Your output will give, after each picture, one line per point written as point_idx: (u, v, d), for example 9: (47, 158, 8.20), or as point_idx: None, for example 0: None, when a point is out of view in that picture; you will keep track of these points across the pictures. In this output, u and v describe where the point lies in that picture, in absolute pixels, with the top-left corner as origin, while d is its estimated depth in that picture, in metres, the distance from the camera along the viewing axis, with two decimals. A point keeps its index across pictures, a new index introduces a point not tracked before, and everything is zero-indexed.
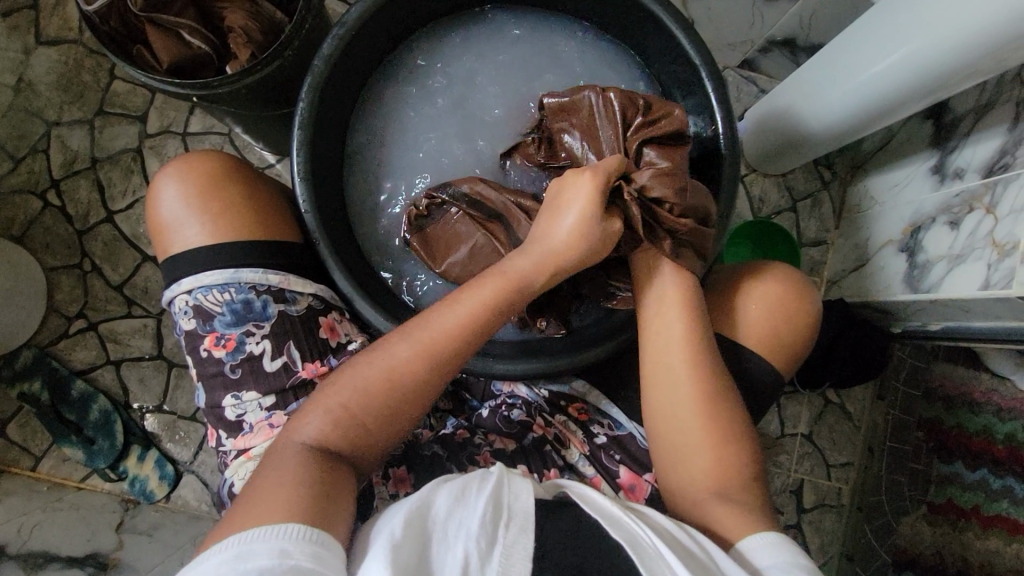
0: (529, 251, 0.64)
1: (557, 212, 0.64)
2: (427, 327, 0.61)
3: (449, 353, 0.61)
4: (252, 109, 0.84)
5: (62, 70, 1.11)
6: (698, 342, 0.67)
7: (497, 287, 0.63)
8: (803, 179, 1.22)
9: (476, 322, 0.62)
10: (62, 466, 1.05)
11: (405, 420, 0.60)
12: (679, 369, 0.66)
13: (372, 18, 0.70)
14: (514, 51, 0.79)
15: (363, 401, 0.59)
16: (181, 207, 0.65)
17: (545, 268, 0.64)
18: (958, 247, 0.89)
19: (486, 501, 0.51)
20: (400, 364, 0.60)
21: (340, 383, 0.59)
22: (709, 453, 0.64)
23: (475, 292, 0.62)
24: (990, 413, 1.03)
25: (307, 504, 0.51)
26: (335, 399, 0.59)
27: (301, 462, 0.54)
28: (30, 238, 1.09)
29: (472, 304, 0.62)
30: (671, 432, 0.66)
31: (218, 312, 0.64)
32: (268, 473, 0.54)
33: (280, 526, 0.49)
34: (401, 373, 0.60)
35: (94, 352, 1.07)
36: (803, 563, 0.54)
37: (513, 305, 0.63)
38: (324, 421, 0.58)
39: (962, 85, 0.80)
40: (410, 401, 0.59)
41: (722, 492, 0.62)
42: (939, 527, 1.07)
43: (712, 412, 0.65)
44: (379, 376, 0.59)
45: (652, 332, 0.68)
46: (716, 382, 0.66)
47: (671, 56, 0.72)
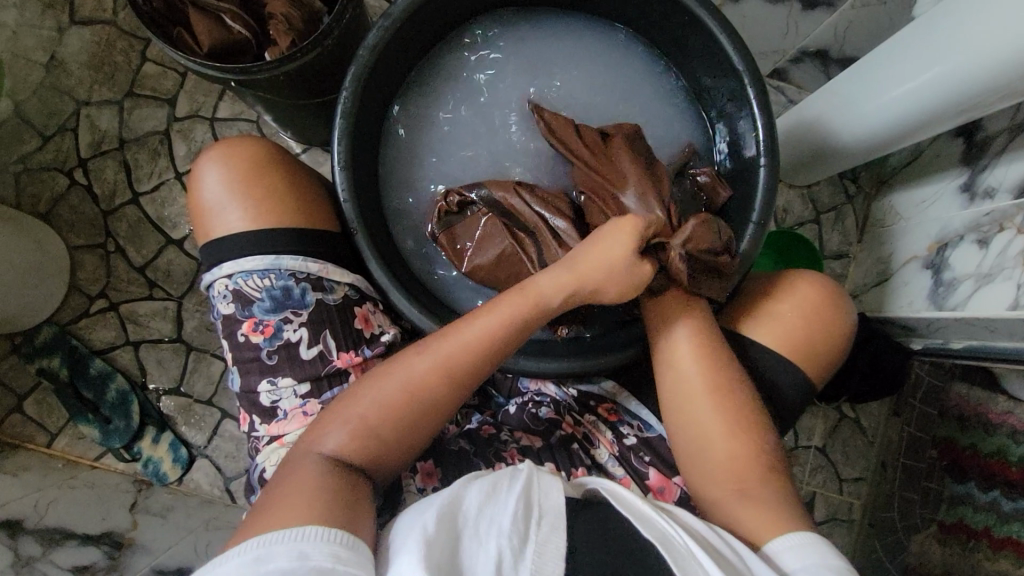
0: (556, 270, 0.64)
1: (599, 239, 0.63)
2: (445, 341, 0.61)
3: (465, 367, 0.61)
4: (288, 97, 0.84)
5: (94, 51, 1.11)
6: (710, 341, 0.66)
7: (518, 309, 0.62)
8: (828, 192, 1.21)
9: (494, 340, 0.62)
10: (77, 444, 1.05)
11: (424, 430, 0.60)
12: (694, 376, 0.66)
13: (418, 12, 0.70)
14: (555, 51, 0.79)
15: (381, 413, 0.58)
16: (224, 192, 0.65)
17: (573, 289, 0.64)
18: (986, 267, 0.89)
19: (517, 500, 0.51)
20: (417, 378, 0.60)
21: (359, 394, 0.59)
22: (729, 448, 0.64)
23: (494, 310, 0.62)
24: (1005, 434, 1.00)
25: (329, 508, 0.51)
26: (353, 411, 0.58)
27: (322, 473, 0.54)
28: (55, 215, 1.09)
29: (490, 320, 0.62)
30: (693, 435, 0.65)
31: (258, 297, 0.64)
32: (289, 480, 0.54)
33: (296, 528, 0.49)
34: (420, 386, 0.59)
35: (113, 332, 1.08)
36: (835, 564, 0.53)
37: (534, 324, 0.63)
38: (343, 434, 0.57)
39: (998, 105, 0.79)
40: (427, 414, 0.59)
41: (743, 489, 0.62)
42: (949, 546, 1.04)
43: (733, 414, 0.65)
44: (397, 389, 0.59)
45: (661, 333, 0.68)
46: (731, 382, 0.65)
47: (712, 62, 0.72)
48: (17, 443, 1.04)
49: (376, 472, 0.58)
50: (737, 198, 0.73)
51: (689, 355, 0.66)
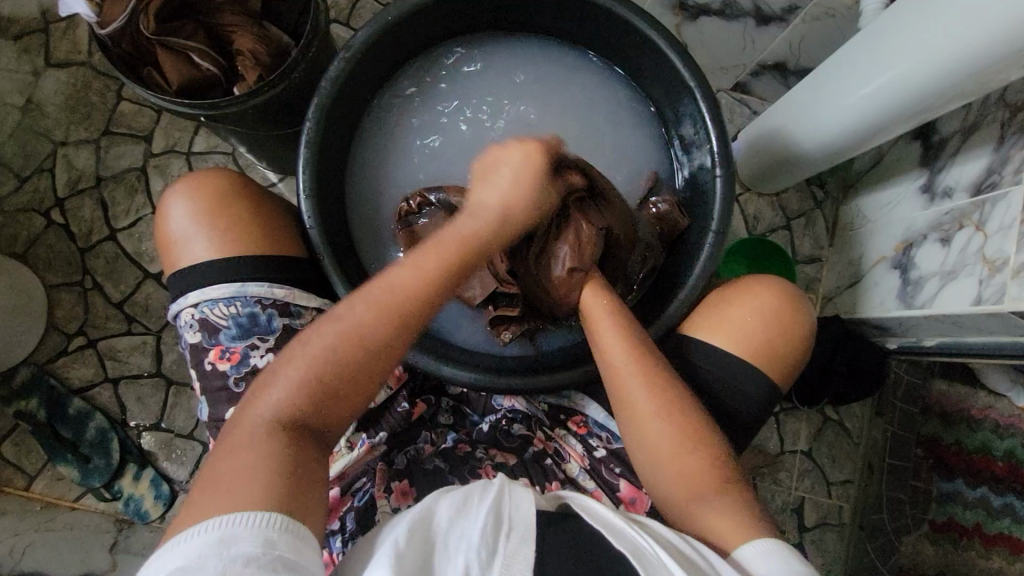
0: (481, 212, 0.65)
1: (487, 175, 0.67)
2: (385, 287, 0.59)
3: (385, 331, 0.58)
4: (257, 129, 0.86)
5: (70, 92, 1.13)
6: (643, 352, 0.66)
7: (432, 262, 0.61)
8: (796, 199, 1.24)
9: (418, 297, 0.59)
10: (56, 485, 1.03)
11: (367, 386, 0.58)
12: (644, 401, 0.65)
13: (376, 45, 0.72)
14: (517, 76, 0.82)
15: (307, 391, 0.55)
16: (191, 223, 0.66)
17: (498, 226, 0.65)
18: (949, 264, 0.90)
19: (487, 509, 0.51)
20: (359, 326, 0.58)
21: (301, 348, 0.57)
22: (679, 467, 0.63)
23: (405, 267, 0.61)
24: (988, 429, 1.04)
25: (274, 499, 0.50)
26: (297, 370, 0.56)
27: (263, 445, 0.52)
28: (33, 255, 1.09)
29: (430, 263, 0.61)
30: (656, 464, 0.65)
31: (223, 325, 0.65)
32: (226, 463, 0.51)
33: (257, 512, 0.48)
34: (342, 356, 0.56)
35: (93, 369, 1.07)
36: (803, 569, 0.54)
37: (471, 264, 0.63)
38: (285, 395, 0.55)
39: (947, 107, 0.82)
40: (374, 363, 0.57)
41: (699, 496, 0.62)
42: (940, 545, 1.07)
43: (675, 421, 0.64)
44: (339, 343, 0.57)
45: (604, 362, 0.67)
46: (673, 396, 0.65)
47: (666, 79, 0.75)
48: None
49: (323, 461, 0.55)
50: (696, 208, 0.75)
51: (637, 389, 0.65)
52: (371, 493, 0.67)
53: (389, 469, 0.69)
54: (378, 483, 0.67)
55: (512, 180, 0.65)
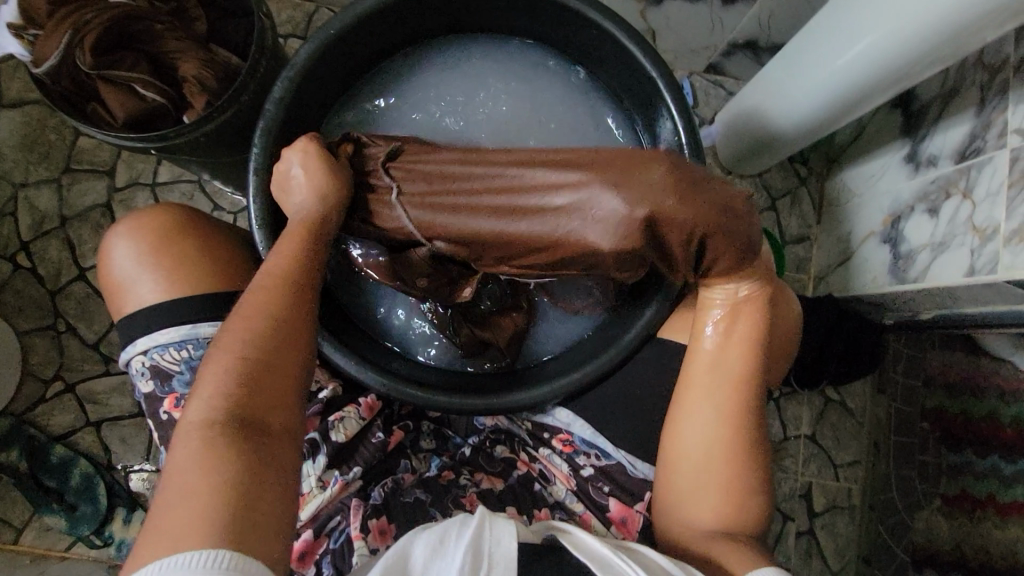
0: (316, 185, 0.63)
1: (282, 178, 0.64)
2: (263, 284, 0.59)
3: (278, 318, 0.57)
4: (214, 156, 0.83)
5: (26, 132, 1.10)
6: (744, 373, 0.64)
7: (296, 243, 0.61)
8: (780, 178, 1.21)
9: (289, 279, 0.60)
10: (46, 536, 1.01)
11: (288, 377, 0.56)
12: (714, 420, 0.64)
13: (322, 59, 0.69)
14: (474, 77, 0.78)
15: (226, 398, 0.53)
16: (133, 265, 0.64)
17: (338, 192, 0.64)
18: (939, 235, 0.87)
19: (465, 549, 0.49)
20: (253, 326, 0.57)
21: (206, 369, 0.54)
22: (719, 495, 0.63)
23: (275, 257, 0.61)
24: (994, 397, 1.00)
25: (225, 522, 0.47)
26: (210, 389, 0.53)
27: (203, 473, 0.49)
28: (2, 302, 1.06)
29: (290, 247, 0.61)
30: (689, 487, 0.64)
31: (176, 370, 0.63)
32: (170, 506, 0.47)
33: (199, 553, 0.44)
34: (248, 352, 0.55)
35: (73, 415, 1.04)
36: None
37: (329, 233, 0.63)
38: (204, 417, 0.52)
39: (924, 73, 0.79)
40: (279, 350, 0.56)
41: (731, 532, 0.61)
42: (956, 519, 1.04)
43: (740, 450, 0.64)
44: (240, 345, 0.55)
45: (696, 359, 0.65)
46: (749, 425, 0.64)
47: (628, 71, 0.73)
48: None
49: (276, 465, 0.52)
50: None
51: (721, 400, 0.64)
52: (348, 533, 0.64)
53: (366, 505, 0.66)
54: (353, 522, 0.64)
55: (324, 171, 0.63)
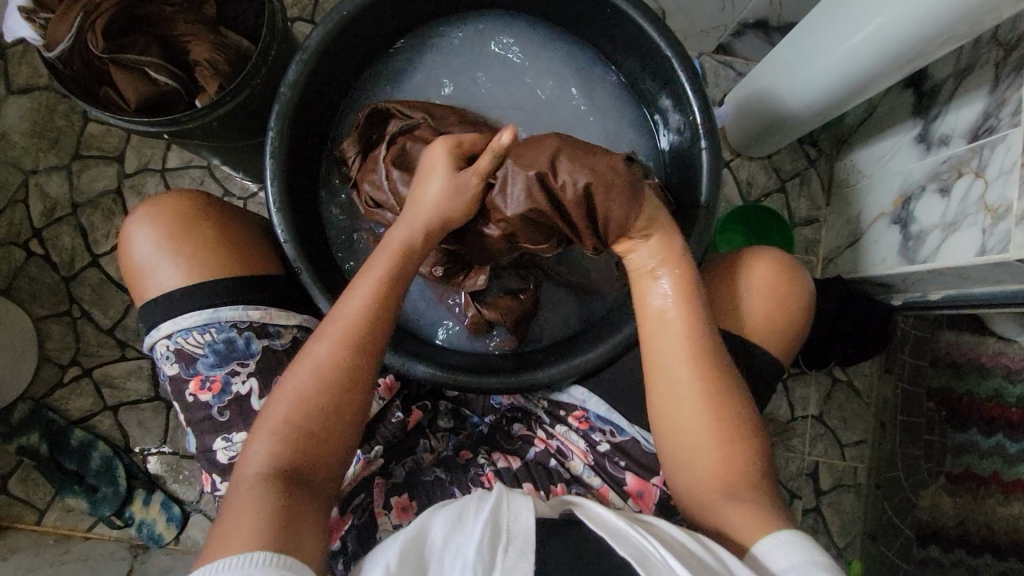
0: (410, 216, 0.62)
1: (423, 177, 0.63)
2: (335, 319, 0.58)
3: (360, 339, 0.58)
4: (226, 141, 0.83)
5: (35, 118, 1.10)
6: (696, 330, 0.63)
7: (392, 261, 0.61)
8: (789, 159, 1.21)
9: (371, 321, 0.59)
10: (68, 516, 1.03)
11: (350, 413, 0.57)
12: (685, 381, 0.63)
13: (336, 41, 0.69)
14: (487, 58, 0.78)
15: (301, 411, 0.55)
16: (156, 250, 0.65)
17: (432, 227, 0.62)
18: (950, 216, 0.87)
19: (484, 522, 0.50)
20: (325, 360, 0.57)
21: (276, 397, 0.56)
22: (717, 452, 0.62)
23: (371, 271, 0.60)
24: (999, 376, 1.02)
25: (272, 537, 0.49)
26: (277, 418, 0.55)
27: (256, 495, 0.51)
28: (17, 288, 1.07)
29: (373, 279, 0.60)
30: (682, 444, 0.64)
31: (200, 353, 0.64)
32: (227, 517, 0.50)
33: (244, 555, 0.46)
34: (317, 388, 0.56)
35: (91, 399, 1.06)
36: (822, 560, 0.53)
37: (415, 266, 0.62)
38: (269, 443, 0.54)
39: (940, 51, 0.78)
40: (347, 391, 0.57)
41: (728, 489, 0.61)
42: (960, 497, 1.06)
43: (718, 400, 0.63)
44: (311, 378, 0.56)
45: (651, 330, 0.65)
46: (721, 376, 0.63)
47: (642, 51, 0.72)
48: (5, 525, 1.02)
49: (320, 488, 0.55)
50: (683, 184, 0.73)
51: (683, 366, 0.63)
52: (370, 510, 0.67)
53: (388, 483, 0.69)
54: (376, 498, 0.68)
55: (453, 185, 0.61)
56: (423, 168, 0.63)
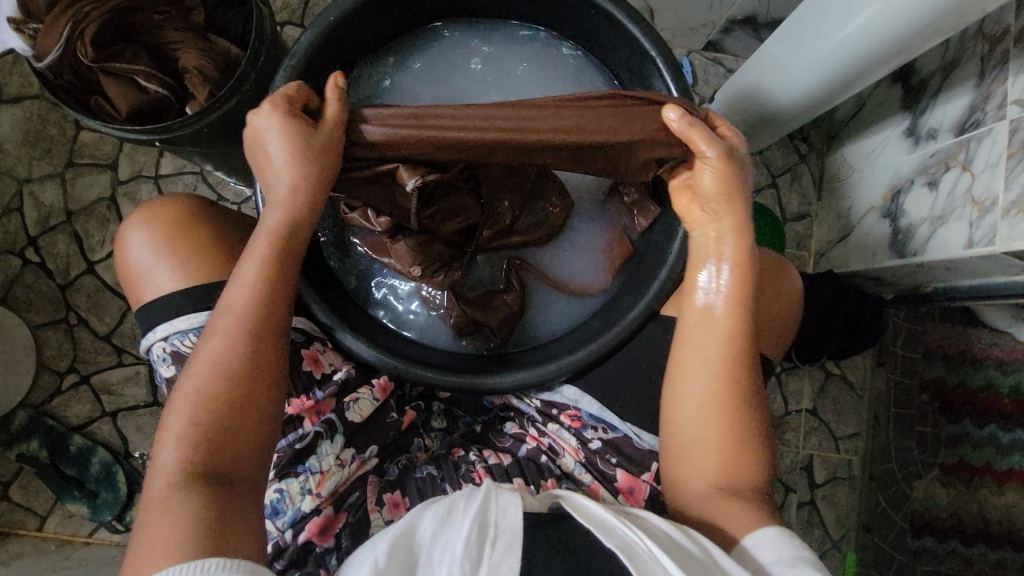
0: (276, 198, 0.62)
1: (263, 155, 0.62)
2: (223, 312, 0.60)
3: (250, 324, 0.59)
4: (218, 147, 0.84)
5: (27, 126, 1.10)
6: (739, 330, 0.65)
7: (272, 244, 0.62)
8: (780, 155, 1.21)
9: (256, 303, 0.60)
10: (69, 522, 1.04)
11: (253, 398, 0.58)
12: (708, 377, 0.65)
13: (323, 47, 0.69)
14: (474, 60, 0.79)
15: (204, 409, 0.56)
16: (152, 253, 0.66)
17: (307, 198, 0.62)
18: (938, 209, 0.88)
19: (471, 518, 0.51)
20: (218, 353, 0.58)
21: (176, 400, 0.57)
22: (717, 452, 0.63)
23: (250, 258, 0.61)
24: (992, 368, 1.01)
25: (204, 532, 0.50)
26: (181, 419, 0.56)
27: (174, 498, 0.52)
28: (13, 297, 1.08)
29: (254, 267, 0.61)
30: (686, 439, 0.65)
31: (195, 356, 0.64)
32: (147, 527, 0.51)
33: (184, 563, 0.48)
34: (214, 382, 0.57)
35: (89, 405, 1.07)
36: (807, 556, 0.54)
37: (297, 246, 0.63)
38: (176, 447, 0.55)
39: (925, 45, 0.79)
40: (245, 376, 0.58)
41: (725, 488, 0.62)
42: (953, 488, 1.06)
43: (733, 400, 0.64)
44: (208, 373, 0.58)
45: (692, 323, 0.66)
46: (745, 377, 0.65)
47: (628, 52, 0.73)
48: (7, 531, 1.03)
49: (249, 479, 0.57)
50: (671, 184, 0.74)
51: (714, 361, 0.65)
52: (364, 506, 0.68)
53: (382, 480, 0.70)
54: (369, 495, 0.68)
55: (298, 141, 0.60)
56: (257, 143, 0.63)
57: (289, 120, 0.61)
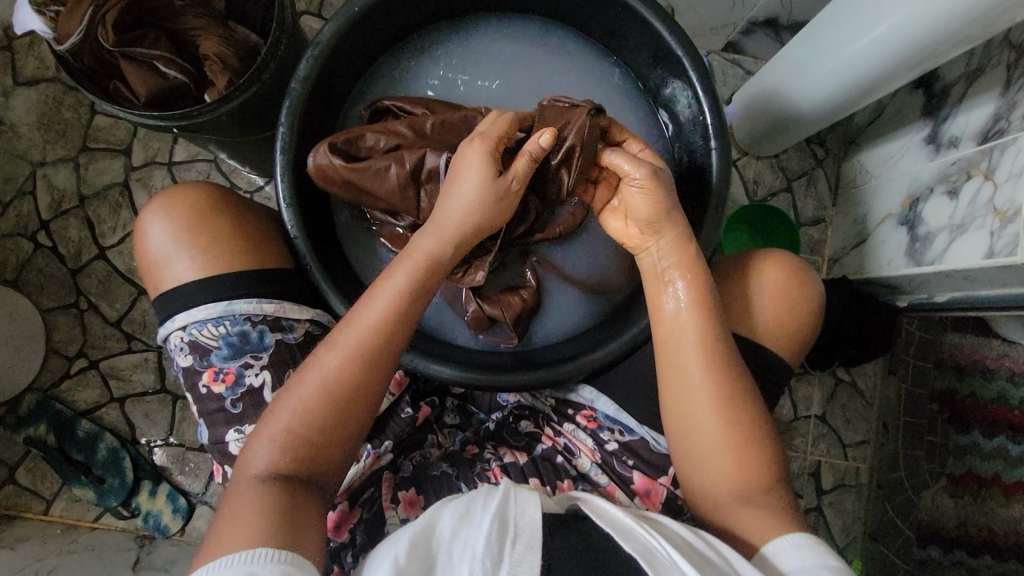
0: (438, 226, 0.63)
1: (452, 181, 0.62)
2: (348, 330, 0.59)
3: (377, 348, 0.59)
4: (235, 135, 0.83)
5: (42, 110, 1.10)
6: (712, 333, 0.64)
7: (411, 275, 0.61)
8: (797, 159, 1.20)
9: (383, 331, 0.59)
10: (74, 507, 1.04)
11: (355, 423, 0.58)
12: (698, 386, 0.63)
13: (346, 36, 0.69)
14: (497, 54, 0.78)
15: (306, 419, 0.56)
16: (169, 242, 0.66)
17: (457, 240, 0.63)
18: (958, 217, 0.87)
19: (491, 515, 0.50)
20: (334, 370, 0.58)
21: (282, 404, 0.57)
22: (732, 455, 0.62)
23: (389, 283, 0.61)
24: (1003, 380, 1.05)
25: (281, 533, 0.51)
26: (281, 424, 0.56)
27: (262, 495, 0.53)
28: (24, 280, 1.08)
29: (389, 296, 0.60)
30: (694, 447, 0.64)
31: (214, 345, 0.64)
32: (229, 512, 0.52)
33: (248, 550, 0.49)
34: (325, 400, 0.57)
35: (97, 391, 1.07)
36: (833, 565, 0.53)
37: (432, 286, 0.62)
38: (271, 449, 0.55)
39: (951, 54, 0.78)
40: (355, 403, 0.58)
41: (741, 494, 0.61)
42: (960, 498, 1.07)
43: (732, 403, 0.63)
44: (318, 388, 0.57)
45: (664, 338, 0.65)
46: (735, 377, 0.63)
47: (654, 51, 0.72)
48: (13, 514, 1.03)
49: (326, 490, 0.57)
50: (693, 184, 0.73)
51: (695, 370, 0.63)
52: (378, 503, 0.68)
53: (395, 477, 0.70)
54: (384, 492, 0.68)
55: (487, 183, 0.61)
56: (456, 166, 0.63)
57: (491, 160, 0.61)
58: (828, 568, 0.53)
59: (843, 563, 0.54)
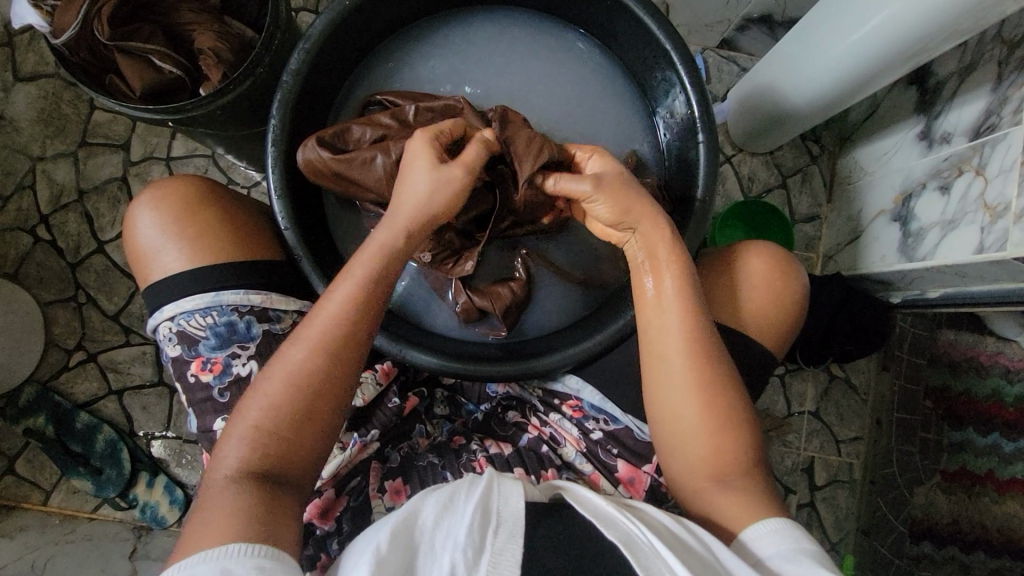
0: (395, 218, 0.63)
1: (404, 179, 0.64)
2: (310, 324, 0.60)
3: (342, 336, 0.59)
4: (230, 129, 0.84)
5: (43, 105, 1.11)
6: (694, 318, 0.64)
7: (371, 266, 0.62)
8: (791, 155, 1.20)
9: (346, 323, 0.60)
10: (73, 498, 1.05)
11: (323, 415, 0.58)
12: (679, 370, 0.64)
13: (337, 30, 0.69)
14: (488, 48, 0.79)
15: (273, 413, 0.57)
16: (159, 233, 0.67)
17: (415, 229, 0.64)
18: (950, 213, 0.87)
19: (474, 507, 0.51)
20: (297, 365, 0.58)
21: (249, 402, 0.57)
22: (709, 442, 0.63)
23: (348, 275, 0.61)
24: (998, 375, 1.04)
25: (255, 527, 0.51)
26: (248, 421, 0.56)
27: (233, 492, 0.53)
28: (24, 274, 1.09)
29: (349, 287, 0.61)
30: (675, 433, 0.64)
31: (202, 335, 0.65)
32: (203, 511, 0.52)
33: (220, 547, 0.49)
34: (290, 394, 0.57)
35: (96, 383, 1.08)
36: (807, 548, 0.54)
37: (393, 276, 0.63)
38: (241, 447, 0.56)
39: (941, 48, 0.78)
40: (320, 394, 0.58)
41: (721, 480, 0.62)
42: (954, 495, 1.07)
43: (711, 391, 0.63)
44: (283, 382, 0.57)
45: (649, 325, 0.66)
46: (716, 365, 0.64)
47: (643, 45, 0.73)
48: (13, 505, 1.04)
49: (300, 486, 0.57)
50: (681, 177, 0.74)
51: (676, 355, 0.64)
52: (365, 493, 0.69)
53: (383, 466, 0.71)
54: (371, 482, 0.69)
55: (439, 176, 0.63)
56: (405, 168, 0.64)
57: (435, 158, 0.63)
58: (805, 551, 0.53)
59: (819, 549, 0.55)
